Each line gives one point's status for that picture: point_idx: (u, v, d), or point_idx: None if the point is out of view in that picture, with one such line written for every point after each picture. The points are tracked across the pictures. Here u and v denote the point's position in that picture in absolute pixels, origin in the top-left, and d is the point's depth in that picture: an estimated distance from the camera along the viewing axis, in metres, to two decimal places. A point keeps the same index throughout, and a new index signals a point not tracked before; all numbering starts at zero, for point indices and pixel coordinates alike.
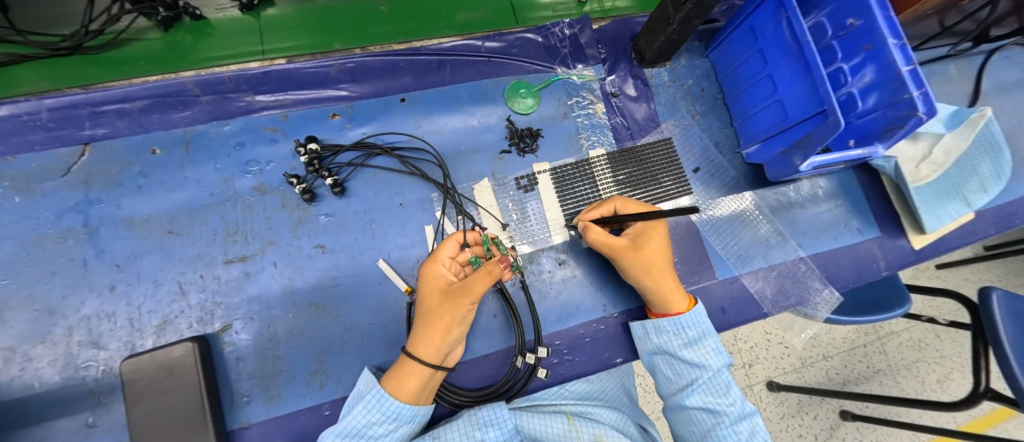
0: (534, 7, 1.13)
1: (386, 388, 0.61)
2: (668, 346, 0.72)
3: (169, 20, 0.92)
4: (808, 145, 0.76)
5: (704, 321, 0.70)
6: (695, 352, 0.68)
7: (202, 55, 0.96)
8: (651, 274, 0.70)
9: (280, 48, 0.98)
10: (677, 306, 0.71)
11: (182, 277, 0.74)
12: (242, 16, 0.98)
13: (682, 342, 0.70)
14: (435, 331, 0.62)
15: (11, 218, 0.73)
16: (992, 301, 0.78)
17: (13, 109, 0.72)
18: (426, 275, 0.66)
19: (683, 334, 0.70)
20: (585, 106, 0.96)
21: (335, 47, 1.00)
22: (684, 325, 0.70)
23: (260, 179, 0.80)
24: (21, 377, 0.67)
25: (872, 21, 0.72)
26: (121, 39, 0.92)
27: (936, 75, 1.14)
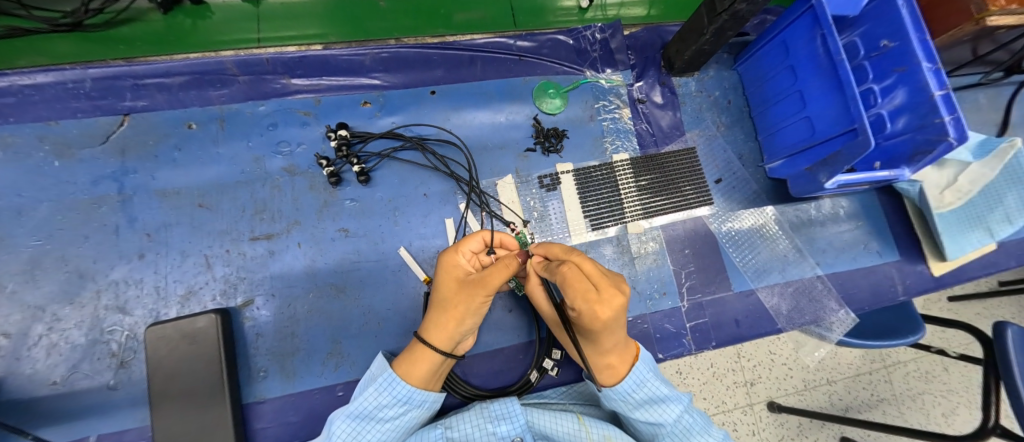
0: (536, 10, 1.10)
1: (397, 372, 0.61)
2: (620, 409, 0.65)
3: (169, 2, 0.92)
4: (835, 164, 0.76)
5: (648, 378, 0.63)
6: (650, 412, 0.62)
7: (198, 39, 0.96)
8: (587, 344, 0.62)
9: (277, 37, 0.98)
10: (609, 380, 0.63)
11: (209, 251, 0.76)
12: (241, 3, 0.98)
13: (632, 405, 0.63)
14: (449, 319, 0.61)
15: (50, 181, 0.75)
16: (1007, 335, 0.77)
17: (60, 76, 0.75)
18: (443, 264, 0.62)
19: (632, 398, 0.63)
20: (611, 111, 0.97)
21: (329, 39, 1.00)
22: (628, 392, 0.62)
23: (291, 160, 0.82)
24: (48, 336, 0.69)
25: (906, 44, 0.72)
26: (119, 19, 0.92)
27: (965, 103, 1.13)
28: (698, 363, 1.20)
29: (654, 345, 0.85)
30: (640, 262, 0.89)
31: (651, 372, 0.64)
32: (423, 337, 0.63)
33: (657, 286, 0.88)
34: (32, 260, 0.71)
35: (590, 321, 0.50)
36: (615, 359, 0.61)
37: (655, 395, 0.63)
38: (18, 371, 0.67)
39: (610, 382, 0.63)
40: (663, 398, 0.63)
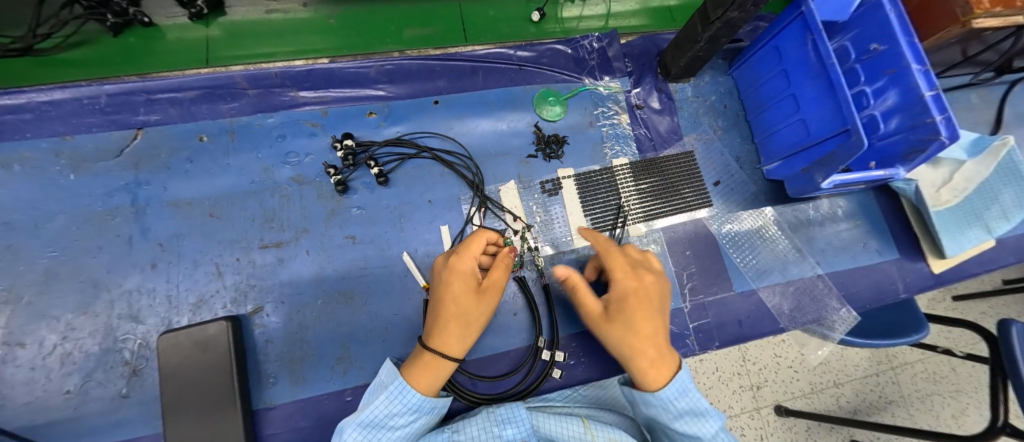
0: (482, 24, 1.14)
1: (408, 381, 0.61)
2: (663, 419, 0.60)
3: (118, 26, 0.97)
4: (830, 164, 0.78)
5: (693, 389, 0.59)
6: (692, 425, 0.58)
7: (146, 60, 1.00)
8: (628, 349, 0.61)
9: (227, 56, 1.03)
10: (653, 385, 0.59)
11: (220, 259, 0.78)
12: (191, 24, 1.03)
13: (672, 416, 0.59)
14: (472, 328, 0.64)
15: (66, 193, 0.78)
16: (1012, 334, 0.77)
17: (75, 93, 0.79)
18: (461, 272, 0.65)
19: (673, 408, 0.59)
20: (610, 117, 0.99)
21: (277, 57, 1.04)
22: (670, 400, 0.58)
23: (299, 170, 0.84)
24: (62, 345, 0.71)
25: (895, 46, 0.75)
26: (70, 43, 0.97)
27: (958, 102, 1.15)
28: (703, 367, 1.20)
29: None
30: None
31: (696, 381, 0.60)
32: (437, 352, 0.62)
33: None
34: (47, 271, 0.74)
35: (631, 289, 0.65)
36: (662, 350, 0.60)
37: (698, 407, 0.59)
38: (32, 381, 0.69)
39: (653, 387, 0.59)
40: (705, 412, 0.59)
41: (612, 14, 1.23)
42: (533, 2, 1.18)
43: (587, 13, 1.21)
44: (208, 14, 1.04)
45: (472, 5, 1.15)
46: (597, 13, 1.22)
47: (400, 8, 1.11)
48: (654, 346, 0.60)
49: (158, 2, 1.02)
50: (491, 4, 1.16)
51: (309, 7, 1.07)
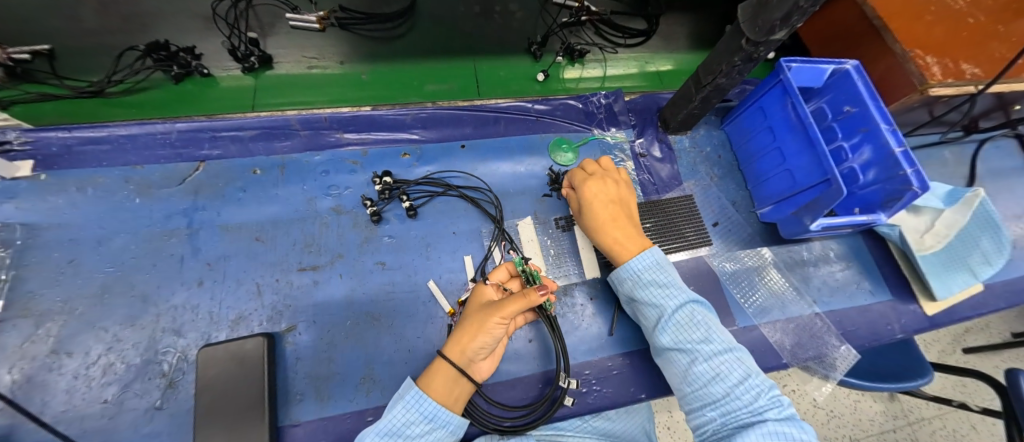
0: (496, 81, 1.30)
1: (417, 384, 0.65)
2: (631, 290, 0.75)
3: (180, 75, 1.12)
4: (816, 208, 0.87)
5: (655, 259, 0.74)
6: (654, 292, 0.71)
7: (197, 104, 1.12)
8: (601, 233, 0.80)
9: (268, 103, 1.15)
10: (624, 258, 0.77)
11: (261, 279, 0.84)
12: (241, 76, 1.18)
13: (639, 286, 0.74)
14: (466, 334, 0.67)
15: (130, 215, 0.87)
16: (1021, 382, 0.82)
17: (153, 129, 0.91)
18: (477, 290, 0.74)
19: (639, 278, 0.73)
20: (617, 163, 1.11)
21: (313, 105, 1.17)
22: (637, 269, 0.74)
23: (338, 201, 0.94)
24: (106, 356, 0.76)
25: (865, 110, 0.88)
26: (136, 88, 1.10)
27: (932, 157, 1.27)
28: None
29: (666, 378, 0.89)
30: None
31: (660, 259, 0.74)
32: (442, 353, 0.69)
33: None
34: (103, 285, 0.80)
35: (591, 195, 0.83)
36: (631, 238, 0.78)
37: (660, 279, 0.72)
38: (74, 389, 0.73)
39: (625, 259, 0.76)
40: (668, 284, 0.71)
41: (608, 76, 1.39)
42: (539, 64, 1.35)
43: (586, 75, 1.37)
44: (259, 68, 1.19)
45: (486, 66, 1.32)
46: (594, 76, 1.38)
47: (423, 67, 1.28)
48: (615, 230, 0.78)
49: (215, 57, 1.19)
50: (502, 65, 1.33)
51: (344, 65, 1.24)
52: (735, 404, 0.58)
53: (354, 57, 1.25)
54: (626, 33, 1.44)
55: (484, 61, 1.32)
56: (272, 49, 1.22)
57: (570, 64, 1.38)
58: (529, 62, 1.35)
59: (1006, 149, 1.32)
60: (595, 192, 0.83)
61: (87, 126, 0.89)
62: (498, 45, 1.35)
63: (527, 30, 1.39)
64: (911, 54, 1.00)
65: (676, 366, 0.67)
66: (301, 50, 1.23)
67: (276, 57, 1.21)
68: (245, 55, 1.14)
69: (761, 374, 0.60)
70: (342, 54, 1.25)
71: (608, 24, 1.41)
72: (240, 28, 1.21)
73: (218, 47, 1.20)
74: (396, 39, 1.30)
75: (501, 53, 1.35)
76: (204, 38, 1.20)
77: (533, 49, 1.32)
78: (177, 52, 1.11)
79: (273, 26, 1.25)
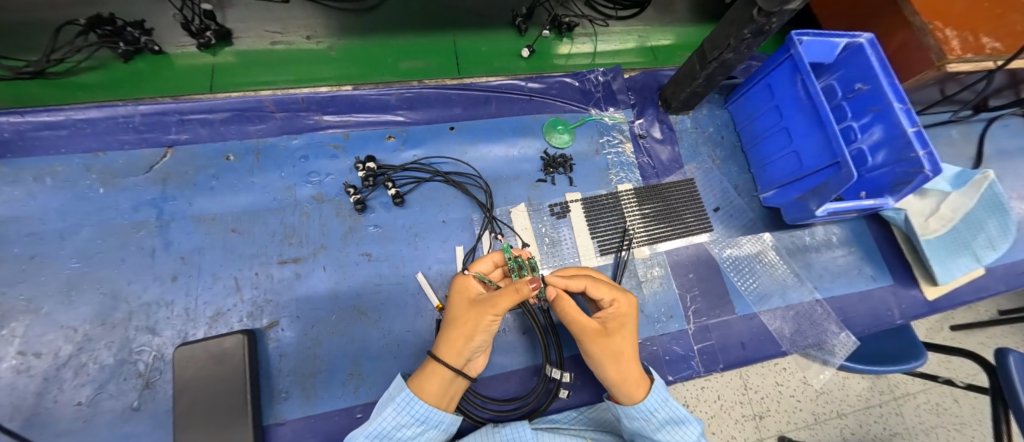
0: (476, 58, 1.21)
1: (413, 390, 0.62)
2: (643, 431, 0.63)
3: (129, 52, 1.03)
4: (823, 193, 0.83)
5: (669, 400, 0.65)
6: (673, 433, 0.62)
7: (152, 84, 1.04)
8: (617, 364, 0.63)
9: (230, 83, 1.07)
10: (633, 398, 0.63)
11: (239, 273, 0.80)
12: (198, 52, 1.09)
13: (655, 426, 0.63)
14: (460, 334, 0.62)
15: (93, 207, 0.81)
16: (1010, 362, 0.78)
17: (112, 112, 0.84)
18: (459, 284, 0.67)
19: (655, 418, 0.63)
20: (615, 145, 1.05)
21: (280, 84, 1.09)
22: (651, 410, 0.63)
23: (320, 188, 0.88)
24: (77, 357, 0.72)
25: (878, 87, 0.83)
26: (82, 67, 1.02)
27: (940, 137, 1.22)
28: (704, 394, 1.20)
29: (664, 367, 0.87)
30: (648, 286, 0.93)
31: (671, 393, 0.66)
32: (434, 354, 0.65)
33: (664, 309, 0.91)
34: (69, 281, 0.75)
35: (612, 325, 0.64)
36: (638, 370, 0.64)
37: (676, 416, 0.64)
38: (45, 392, 0.69)
39: (636, 396, 0.63)
40: (683, 420, 0.64)
41: (598, 52, 1.31)
42: (524, 39, 1.26)
43: (575, 51, 1.29)
44: (216, 44, 1.10)
45: (466, 41, 1.23)
46: (584, 51, 1.31)
47: (398, 42, 1.19)
48: (636, 363, 0.64)
49: (168, 32, 1.09)
50: (483, 40, 1.24)
51: (313, 40, 1.15)
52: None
53: (323, 31, 1.16)
54: (619, 4, 1.34)
55: (464, 35, 1.23)
56: (232, 23, 1.12)
57: (558, 39, 1.29)
58: (514, 37, 1.26)
59: (1015, 128, 1.28)
60: (621, 310, 0.66)
61: (40, 109, 0.81)
62: (479, 18, 1.25)
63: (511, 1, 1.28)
64: (930, 27, 0.93)
65: None
66: (264, 23, 1.14)
67: (235, 32, 1.12)
68: (199, 30, 1.04)
69: None
70: (309, 28, 1.16)
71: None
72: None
73: (171, 22, 1.10)
74: (368, 11, 1.20)
75: (482, 27, 1.25)
76: (155, 10, 1.10)
77: (518, 23, 1.23)
78: (123, 26, 1.00)
79: None
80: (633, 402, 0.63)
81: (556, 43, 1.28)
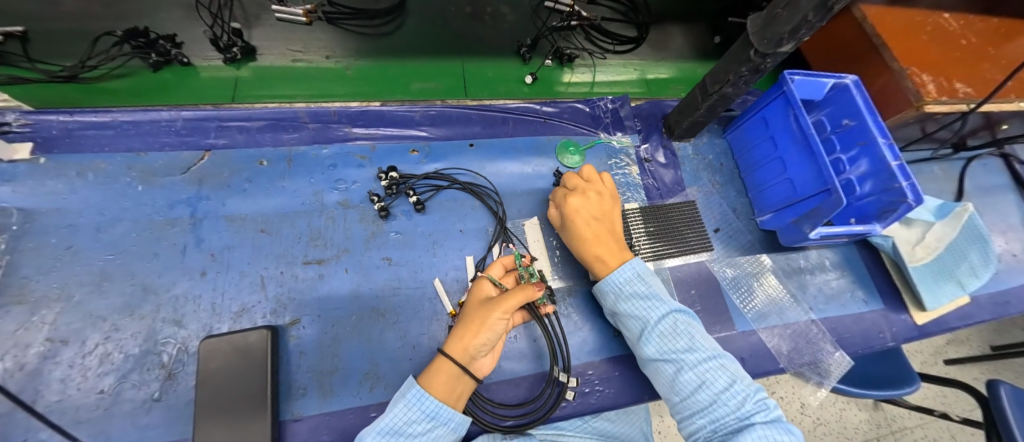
0: (482, 83, 1.30)
1: (421, 386, 0.64)
2: (615, 303, 0.77)
3: (159, 63, 1.10)
4: (816, 217, 0.89)
5: (637, 276, 0.76)
6: (637, 305, 0.74)
7: (177, 92, 1.11)
8: (585, 249, 0.81)
9: (250, 96, 1.13)
10: (604, 272, 0.80)
11: (265, 272, 0.84)
12: (224, 66, 1.16)
13: (623, 301, 0.76)
14: (468, 330, 0.67)
15: (131, 203, 0.85)
16: (1001, 394, 0.83)
17: (159, 117, 0.90)
18: (473, 287, 0.75)
19: (622, 292, 0.76)
20: (622, 167, 1.12)
21: (297, 99, 1.16)
22: (617, 284, 0.77)
23: (346, 195, 0.94)
24: (104, 345, 0.74)
25: (864, 123, 0.91)
26: (112, 74, 1.08)
27: (924, 173, 1.31)
28: None
29: None
30: None
31: (641, 271, 0.77)
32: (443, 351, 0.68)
33: None
34: (102, 272, 0.79)
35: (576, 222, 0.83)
36: (606, 252, 0.80)
37: (641, 291, 0.74)
38: (68, 379, 0.71)
39: (604, 272, 0.80)
40: (650, 295, 0.74)
41: (596, 82, 1.41)
42: (527, 67, 1.36)
43: (575, 80, 1.39)
44: (241, 59, 1.18)
45: (474, 67, 1.32)
46: (584, 80, 1.40)
47: (411, 65, 1.28)
48: (598, 250, 0.80)
49: (196, 46, 1.17)
50: (490, 67, 1.33)
51: (331, 59, 1.24)
52: (723, 409, 0.60)
53: (342, 52, 1.25)
54: (616, 40, 1.46)
55: (472, 61, 1.33)
56: (256, 40, 1.21)
57: (559, 68, 1.39)
58: (518, 65, 1.35)
59: (993, 167, 1.37)
60: (590, 210, 0.83)
61: (90, 110, 0.88)
62: (487, 47, 1.36)
63: (517, 32, 1.39)
64: (908, 72, 1.04)
65: (664, 377, 0.68)
66: (287, 42, 1.23)
67: (260, 49, 1.20)
68: (227, 46, 1.13)
69: (742, 375, 0.64)
70: (329, 49, 1.25)
71: (598, 30, 1.43)
72: (224, 18, 1.19)
73: (200, 37, 1.18)
74: (385, 36, 1.30)
75: (490, 55, 1.35)
76: (185, 26, 1.18)
77: (522, 52, 1.33)
78: (156, 39, 1.09)
79: (259, 18, 1.23)
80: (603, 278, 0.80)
81: (558, 72, 1.38)
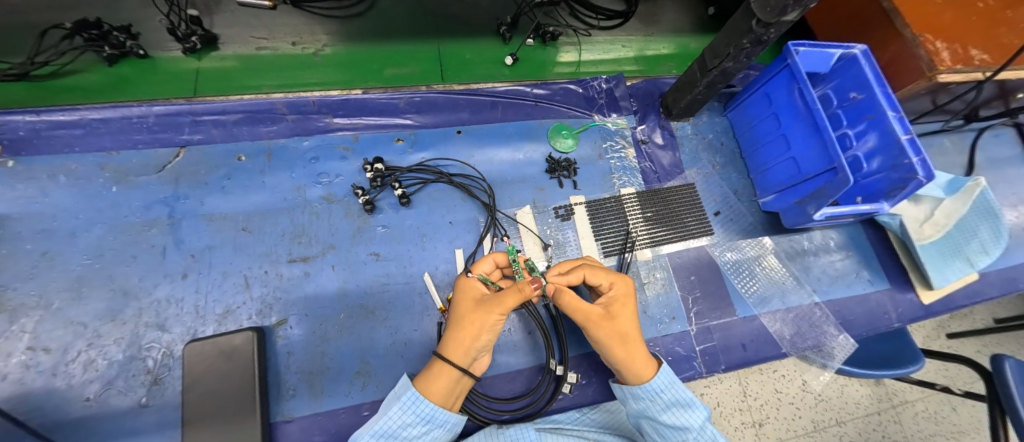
0: (461, 66, 1.24)
1: (418, 390, 0.61)
2: (648, 411, 0.65)
3: (114, 56, 1.04)
4: (821, 197, 0.85)
5: (675, 382, 0.65)
6: (678, 416, 0.63)
7: (137, 88, 1.06)
8: (624, 347, 0.65)
9: (213, 90, 1.08)
10: (642, 378, 0.65)
11: (249, 271, 0.81)
12: (185, 57, 1.11)
13: (660, 407, 0.64)
14: (466, 333, 0.63)
15: (106, 204, 0.82)
16: (1006, 368, 0.80)
17: (127, 112, 0.85)
18: (462, 286, 0.69)
19: (660, 399, 0.64)
20: (618, 150, 1.08)
21: (264, 89, 1.11)
22: (657, 391, 0.64)
23: (329, 189, 0.90)
24: (87, 352, 0.72)
25: (872, 96, 0.86)
26: (65, 70, 1.03)
27: (933, 146, 1.26)
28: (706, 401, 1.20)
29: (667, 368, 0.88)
30: (650, 288, 0.94)
31: (679, 376, 0.66)
32: (440, 354, 0.65)
33: (666, 311, 0.93)
34: (80, 277, 0.76)
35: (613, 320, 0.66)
36: (643, 349, 0.66)
37: (681, 399, 0.64)
38: (52, 387, 0.69)
39: (643, 378, 0.65)
40: (691, 405, 0.64)
41: (582, 61, 1.34)
42: (508, 47, 1.29)
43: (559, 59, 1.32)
44: (202, 49, 1.12)
45: (452, 49, 1.26)
46: (569, 60, 1.33)
47: (385, 49, 1.22)
48: (641, 347, 0.66)
49: (154, 36, 1.11)
50: (468, 48, 1.27)
51: (298, 46, 1.17)
52: None
53: (310, 37, 1.19)
54: (602, 14, 1.38)
55: (449, 43, 1.26)
56: (218, 28, 1.15)
57: (541, 47, 1.32)
58: (498, 45, 1.29)
59: (1005, 138, 1.31)
60: (625, 295, 0.68)
61: (57, 108, 0.83)
62: (465, 26, 1.29)
63: (496, 10, 1.32)
64: (921, 39, 0.97)
65: None
66: (250, 29, 1.16)
67: (222, 37, 1.14)
68: (185, 35, 1.07)
69: None
70: (296, 34, 1.18)
71: (583, 4, 1.35)
72: (181, 4, 1.13)
73: (158, 26, 1.12)
74: (356, 18, 1.23)
75: (468, 35, 1.28)
76: (140, 15, 1.12)
77: (502, 31, 1.27)
78: (110, 31, 1.03)
79: (219, 4, 1.17)
80: (641, 384, 0.65)
81: (541, 51, 1.32)
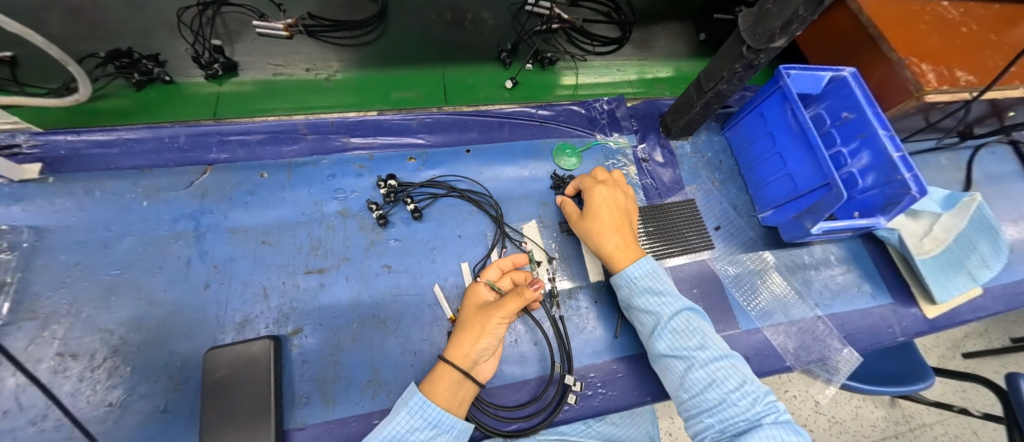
0: (464, 89, 1.31)
1: (423, 393, 0.64)
2: (628, 297, 0.77)
3: (142, 82, 1.13)
4: (817, 212, 0.88)
5: (650, 270, 0.76)
6: (652, 301, 0.73)
7: (160, 110, 1.13)
8: (597, 242, 0.82)
9: (231, 112, 1.15)
10: (619, 265, 0.78)
11: (267, 282, 0.85)
12: (206, 82, 1.19)
13: (637, 294, 0.76)
14: (467, 336, 0.68)
15: (136, 218, 0.87)
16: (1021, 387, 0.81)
17: (161, 133, 0.91)
18: (468, 293, 0.75)
19: (637, 286, 0.76)
20: (619, 168, 1.12)
21: (277, 111, 1.18)
22: (632, 277, 0.76)
23: (345, 204, 0.95)
24: (111, 359, 0.75)
25: (863, 115, 0.90)
26: (95, 94, 1.10)
27: (929, 163, 1.29)
28: None
29: None
30: None
31: (656, 269, 0.76)
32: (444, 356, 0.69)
33: None
34: (109, 286, 0.80)
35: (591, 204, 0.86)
36: (618, 243, 0.79)
37: (656, 288, 0.74)
38: (77, 392, 0.72)
39: (620, 266, 0.78)
40: (665, 293, 0.73)
41: (580, 84, 1.41)
42: (508, 72, 1.36)
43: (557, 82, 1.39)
44: (223, 75, 1.20)
45: (455, 73, 1.33)
46: (568, 83, 1.40)
47: (392, 74, 1.29)
48: (613, 240, 0.80)
49: (179, 64, 1.19)
50: (470, 72, 1.34)
51: (311, 72, 1.25)
52: (733, 410, 0.60)
53: (322, 64, 1.27)
54: (597, 41, 1.46)
55: (452, 68, 1.34)
56: (238, 56, 1.24)
57: (540, 72, 1.39)
58: (499, 69, 1.36)
59: (1001, 155, 1.34)
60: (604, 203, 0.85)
61: (96, 129, 0.89)
62: (468, 53, 1.37)
63: (497, 37, 1.41)
64: (907, 62, 1.02)
65: (672, 372, 0.69)
66: (267, 57, 1.25)
67: (241, 64, 1.22)
68: (208, 62, 1.16)
69: (751, 374, 0.65)
70: (309, 61, 1.27)
71: (580, 32, 1.44)
72: (205, 35, 1.23)
73: (183, 55, 1.21)
74: (366, 46, 1.32)
75: (471, 61, 1.36)
76: (169, 45, 1.21)
77: (502, 57, 1.34)
78: (139, 59, 1.12)
79: (240, 34, 1.26)
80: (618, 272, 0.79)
81: (541, 75, 1.39)
